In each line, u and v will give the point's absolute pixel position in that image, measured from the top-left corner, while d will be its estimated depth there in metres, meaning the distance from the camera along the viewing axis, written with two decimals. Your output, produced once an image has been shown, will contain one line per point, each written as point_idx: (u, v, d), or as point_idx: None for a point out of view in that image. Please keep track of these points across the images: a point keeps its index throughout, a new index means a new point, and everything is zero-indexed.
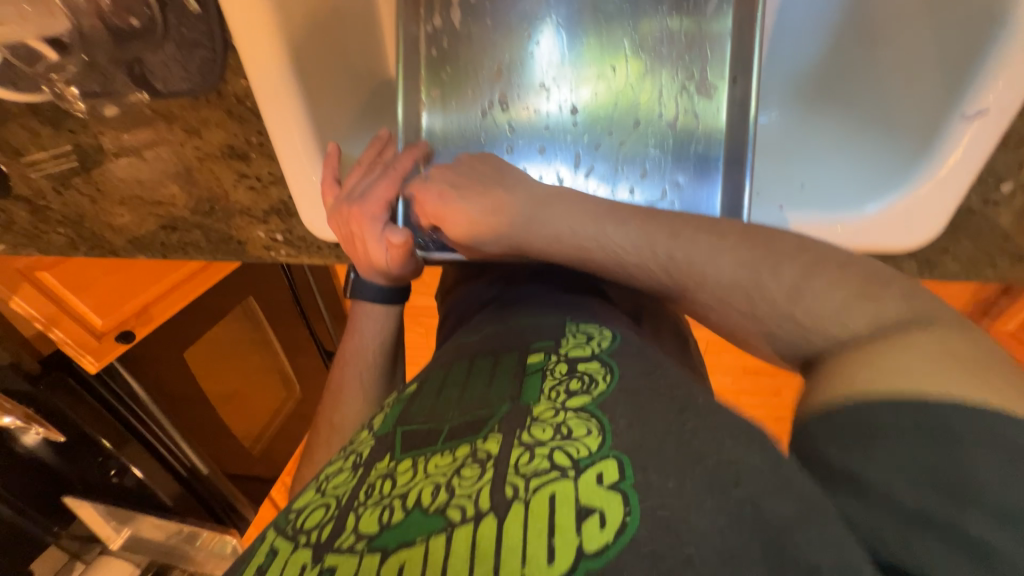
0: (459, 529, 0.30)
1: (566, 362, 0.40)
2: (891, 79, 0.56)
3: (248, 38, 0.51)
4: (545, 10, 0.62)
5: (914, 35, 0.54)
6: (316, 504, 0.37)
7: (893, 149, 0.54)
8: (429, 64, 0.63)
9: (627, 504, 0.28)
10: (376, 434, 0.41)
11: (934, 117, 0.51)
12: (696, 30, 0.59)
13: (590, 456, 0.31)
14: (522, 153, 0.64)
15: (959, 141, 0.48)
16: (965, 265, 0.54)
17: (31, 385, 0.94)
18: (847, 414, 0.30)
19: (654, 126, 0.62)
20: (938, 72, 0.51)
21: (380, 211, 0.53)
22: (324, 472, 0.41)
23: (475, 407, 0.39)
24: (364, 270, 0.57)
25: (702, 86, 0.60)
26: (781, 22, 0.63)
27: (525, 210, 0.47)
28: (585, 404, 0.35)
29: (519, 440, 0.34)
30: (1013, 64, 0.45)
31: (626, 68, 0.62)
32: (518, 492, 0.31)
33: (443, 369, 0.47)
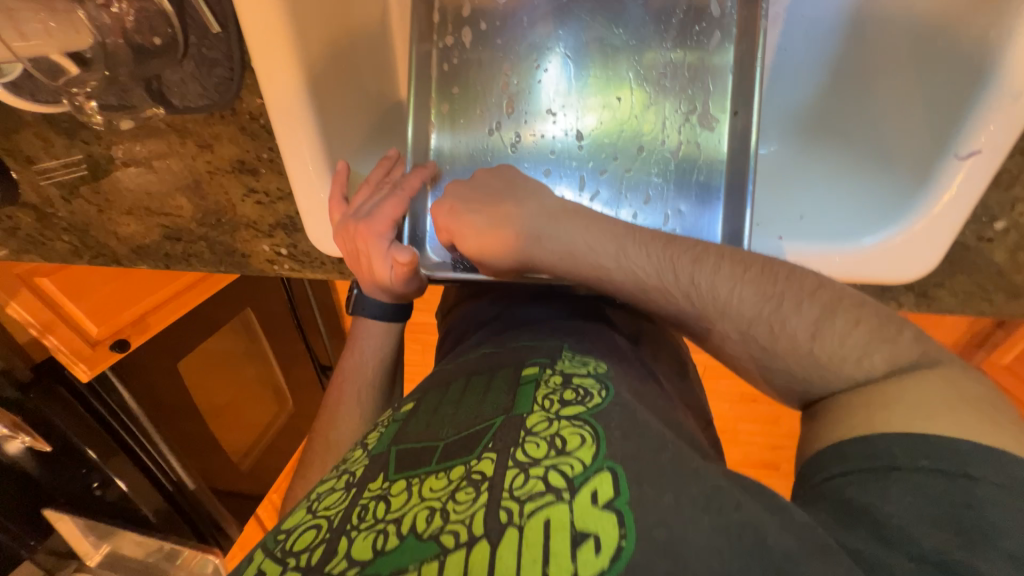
0: (453, 555, 0.30)
1: (562, 375, 0.41)
2: (886, 118, 0.58)
3: (267, 60, 0.53)
4: (554, 41, 0.64)
5: (910, 76, 0.56)
6: (306, 525, 0.36)
7: (888, 186, 0.55)
8: (440, 87, 0.65)
9: (622, 526, 0.29)
10: (370, 454, 0.41)
11: (930, 154, 0.52)
12: (699, 64, 0.61)
13: (584, 472, 0.32)
14: (527, 175, 0.65)
15: (954, 178, 0.49)
16: (961, 299, 0.55)
17: (21, 392, 0.93)
18: (834, 435, 0.32)
19: (657, 153, 0.63)
20: (933, 111, 0.53)
21: (386, 230, 0.54)
22: (314, 491, 0.41)
23: (471, 422, 0.39)
24: (366, 287, 0.57)
25: (704, 117, 0.62)
26: (782, 58, 0.65)
27: (530, 234, 0.48)
28: (580, 414, 0.36)
29: (513, 459, 0.34)
30: (1006, 107, 0.47)
31: (631, 98, 0.64)
32: (513, 516, 0.31)
33: (441, 387, 0.47)
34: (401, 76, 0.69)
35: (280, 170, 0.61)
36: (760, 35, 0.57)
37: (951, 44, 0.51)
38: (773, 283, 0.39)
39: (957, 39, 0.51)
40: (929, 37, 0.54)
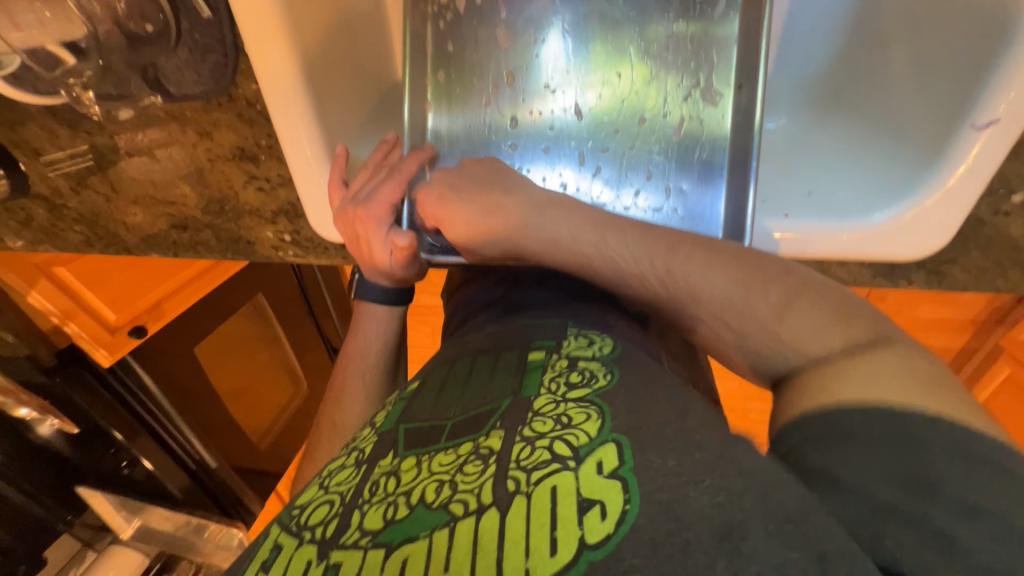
0: (463, 522, 0.31)
1: (567, 359, 0.41)
2: (899, 89, 0.55)
3: (262, 44, 0.52)
4: (551, 15, 0.62)
5: (926, 42, 0.53)
6: (320, 500, 0.37)
7: (898, 160, 0.53)
8: (435, 67, 0.64)
9: (626, 491, 0.29)
10: (379, 431, 0.42)
11: (945, 124, 0.50)
12: (700, 33, 0.59)
13: (589, 443, 0.32)
14: (526, 154, 0.64)
15: (970, 149, 0.47)
16: (974, 274, 0.53)
17: (49, 376, 0.97)
18: (824, 423, 0.32)
19: (658, 130, 0.62)
20: (950, 78, 0.50)
21: (385, 214, 0.54)
22: (328, 468, 0.42)
23: (476, 403, 0.40)
24: (367, 271, 0.58)
25: (707, 92, 0.59)
26: (792, 26, 0.62)
27: (525, 215, 0.48)
28: (586, 395, 0.36)
29: (520, 434, 0.35)
30: None
31: (631, 73, 0.62)
32: (520, 485, 0.31)
33: (443, 366, 0.48)
34: (397, 57, 0.68)
35: (278, 156, 0.61)
36: (767, 3, 0.55)
37: (970, 7, 0.48)
38: (754, 265, 0.40)
39: None
40: None
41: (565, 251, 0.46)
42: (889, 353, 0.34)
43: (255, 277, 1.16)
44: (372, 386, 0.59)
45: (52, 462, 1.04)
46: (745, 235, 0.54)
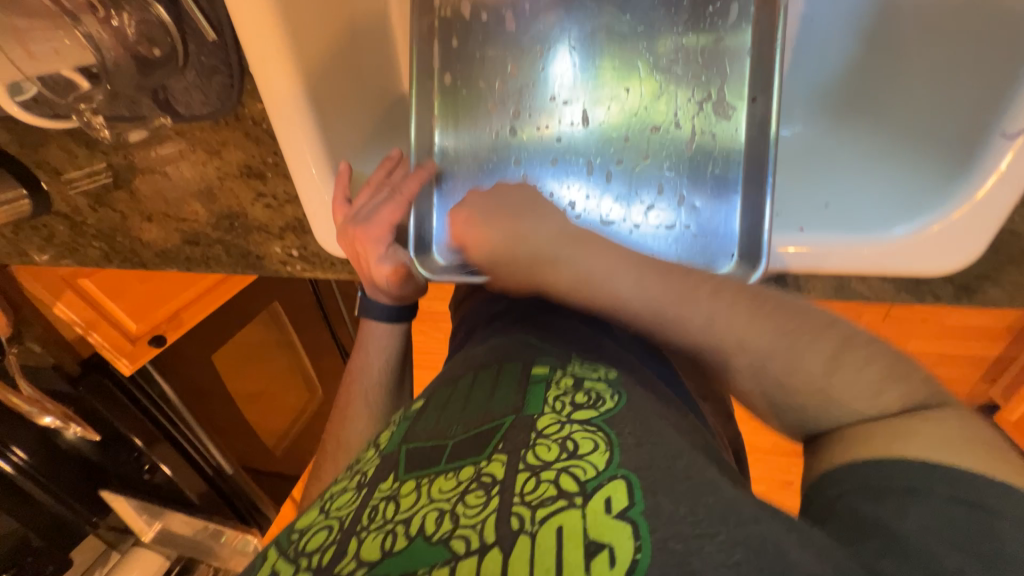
0: (463, 561, 0.29)
1: (572, 378, 0.41)
2: (923, 97, 0.53)
3: (265, 68, 0.52)
4: (558, 30, 0.61)
5: (949, 46, 0.50)
6: (319, 525, 0.36)
7: (922, 169, 0.50)
8: (440, 81, 0.63)
9: (637, 537, 0.28)
10: (381, 453, 0.41)
11: (974, 131, 0.47)
12: (709, 48, 0.57)
13: (597, 477, 0.31)
14: (534, 167, 0.63)
15: (1003, 157, 0.44)
16: (1010, 291, 0.50)
17: (72, 385, 1.01)
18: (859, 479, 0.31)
19: (670, 145, 0.60)
20: (979, 83, 0.47)
21: (383, 234, 0.54)
22: (329, 491, 0.41)
23: (481, 422, 0.39)
24: (367, 289, 0.59)
25: (719, 105, 0.58)
26: (806, 32, 0.60)
27: (556, 247, 0.46)
28: (591, 418, 0.36)
29: (524, 462, 0.34)
30: None
31: (641, 86, 0.60)
32: (525, 522, 0.30)
33: (447, 383, 0.47)
34: (403, 79, 0.69)
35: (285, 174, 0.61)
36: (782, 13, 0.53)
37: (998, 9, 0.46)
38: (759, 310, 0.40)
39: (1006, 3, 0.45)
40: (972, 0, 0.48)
41: (576, 279, 0.45)
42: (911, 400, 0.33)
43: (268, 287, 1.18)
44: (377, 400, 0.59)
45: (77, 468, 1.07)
46: (762, 255, 0.52)
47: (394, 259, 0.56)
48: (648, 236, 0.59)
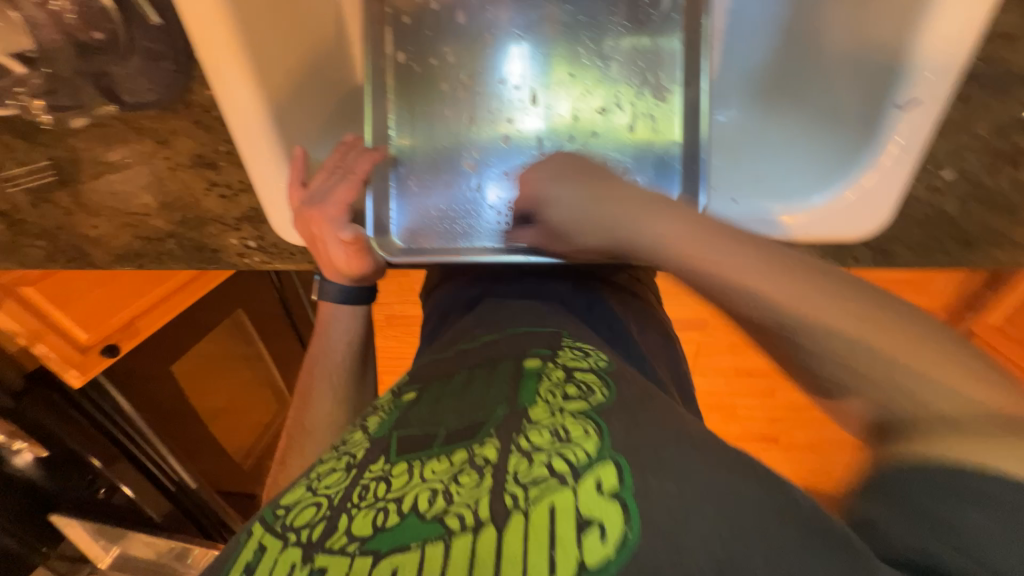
0: (458, 538, 0.32)
1: (564, 369, 0.42)
2: (837, 75, 0.57)
3: (212, 48, 0.52)
4: (505, 19, 0.64)
5: (848, 30, 0.55)
6: (307, 501, 0.38)
7: (837, 142, 0.55)
8: (394, 60, 0.64)
9: (627, 516, 0.30)
10: (371, 436, 0.43)
11: (873, 106, 0.52)
12: (642, 56, 0.62)
13: (589, 462, 0.33)
14: (488, 148, 0.65)
15: (897, 127, 0.50)
16: (920, 253, 0.55)
17: (16, 400, 0.94)
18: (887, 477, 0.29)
19: (614, 131, 0.63)
20: (874, 62, 0.53)
21: (339, 214, 0.56)
22: (316, 468, 0.42)
23: (472, 410, 0.41)
24: (328, 273, 0.59)
25: (657, 90, 0.61)
26: (735, 22, 0.65)
27: (635, 209, 0.45)
28: (584, 410, 0.37)
29: (517, 446, 0.36)
30: (939, 49, 0.47)
31: (584, 72, 0.64)
32: (518, 501, 0.33)
33: (441, 378, 0.46)
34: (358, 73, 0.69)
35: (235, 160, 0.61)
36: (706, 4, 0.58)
37: None
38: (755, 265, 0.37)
39: None
40: None
41: (645, 239, 0.43)
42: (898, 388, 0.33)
43: (232, 293, 1.11)
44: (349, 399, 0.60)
45: (27, 492, 1.03)
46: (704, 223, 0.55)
47: (355, 231, 0.57)
48: None
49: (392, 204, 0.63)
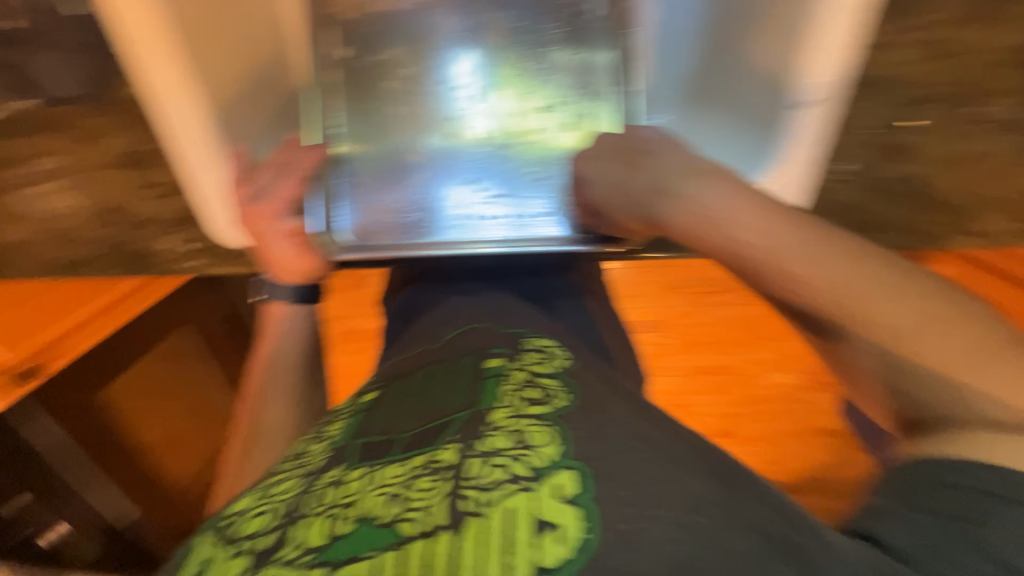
0: (412, 543, 0.30)
1: (527, 373, 0.41)
2: (750, 76, 0.58)
3: (140, 37, 0.50)
4: (450, 24, 0.67)
5: (756, 27, 0.56)
6: (254, 511, 0.36)
7: (751, 142, 0.61)
8: (346, 69, 0.68)
9: (587, 520, 0.29)
10: (330, 445, 0.41)
11: (775, 109, 0.57)
12: (582, 66, 0.67)
13: (550, 465, 0.32)
14: (438, 151, 0.67)
15: (796, 129, 0.57)
16: None
17: None
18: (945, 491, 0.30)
19: (554, 132, 0.67)
20: (776, 59, 0.55)
21: (280, 208, 0.56)
22: (268, 477, 0.41)
23: (436, 413, 0.40)
24: (271, 273, 0.58)
25: (595, 94, 0.66)
26: (663, 33, 0.67)
27: (679, 181, 0.42)
28: (546, 412, 0.37)
29: (476, 447, 0.35)
30: (827, 50, 0.51)
31: (529, 73, 0.67)
32: (475, 505, 0.31)
33: (400, 380, 0.46)
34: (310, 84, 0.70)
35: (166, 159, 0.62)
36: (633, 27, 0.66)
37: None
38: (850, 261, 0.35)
39: None
40: None
41: (715, 216, 0.39)
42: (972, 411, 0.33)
43: None
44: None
45: None
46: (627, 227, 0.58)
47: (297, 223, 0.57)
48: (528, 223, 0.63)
49: (340, 204, 0.64)
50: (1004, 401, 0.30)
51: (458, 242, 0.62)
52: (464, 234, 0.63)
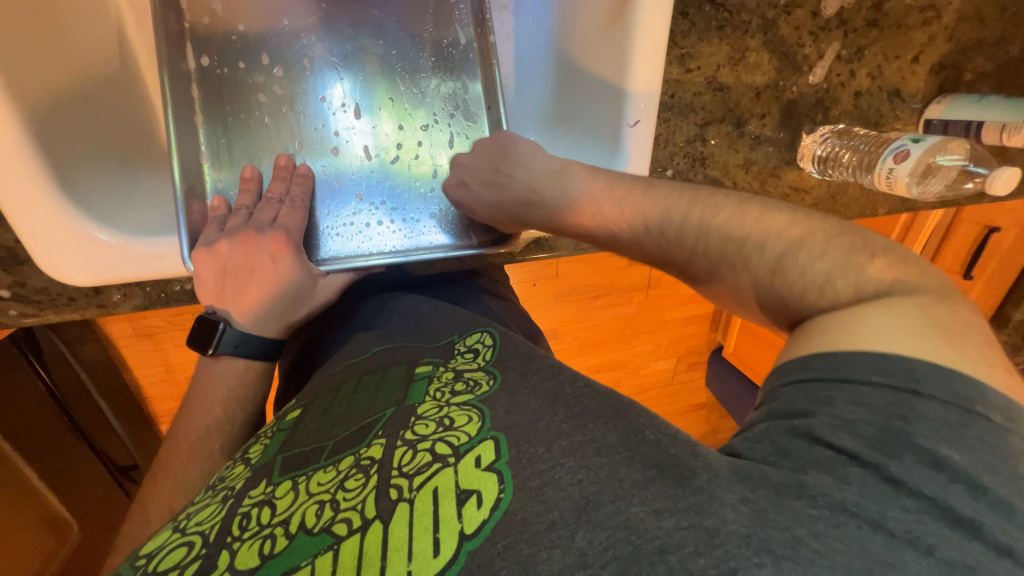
0: (347, 540, 0.34)
1: (454, 372, 0.48)
2: (593, 101, 0.68)
3: None
4: (319, 49, 0.68)
5: (592, 60, 0.67)
6: (175, 544, 0.38)
7: (594, 153, 0.68)
8: (202, 93, 0.64)
9: (501, 480, 0.34)
10: (252, 466, 0.44)
11: (611, 127, 0.66)
12: (452, 97, 0.71)
13: (470, 442, 0.37)
14: (318, 175, 0.68)
15: (633, 141, 0.65)
16: None
17: None
18: (813, 391, 0.36)
19: (432, 153, 0.70)
20: (609, 87, 0.65)
21: (267, 223, 0.61)
22: (185, 512, 0.42)
23: (359, 417, 0.45)
24: (241, 301, 0.59)
25: (467, 115, 0.71)
26: (520, 68, 0.75)
27: (535, 179, 0.61)
28: (468, 398, 0.43)
29: (402, 439, 0.40)
30: (646, 80, 0.62)
31: (403, 98, 0.70)
32: (403, 491, 0.35)
33: (327, 393, 0.51)
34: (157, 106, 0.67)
35: None
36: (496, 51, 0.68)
37: (608, 37, 0.64)
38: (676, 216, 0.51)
39: (608, 33, 0.64)
40: (602, 29, 0.65)
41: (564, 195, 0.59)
42: (862, 314, 0.39)
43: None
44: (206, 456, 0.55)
45: None
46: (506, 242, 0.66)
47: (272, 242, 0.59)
48: (423, 235, 0.68)
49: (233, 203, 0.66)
50: (894, 331, 0.37)
51: (331, 260, 0.65)
52: (340, 251, 0.66)
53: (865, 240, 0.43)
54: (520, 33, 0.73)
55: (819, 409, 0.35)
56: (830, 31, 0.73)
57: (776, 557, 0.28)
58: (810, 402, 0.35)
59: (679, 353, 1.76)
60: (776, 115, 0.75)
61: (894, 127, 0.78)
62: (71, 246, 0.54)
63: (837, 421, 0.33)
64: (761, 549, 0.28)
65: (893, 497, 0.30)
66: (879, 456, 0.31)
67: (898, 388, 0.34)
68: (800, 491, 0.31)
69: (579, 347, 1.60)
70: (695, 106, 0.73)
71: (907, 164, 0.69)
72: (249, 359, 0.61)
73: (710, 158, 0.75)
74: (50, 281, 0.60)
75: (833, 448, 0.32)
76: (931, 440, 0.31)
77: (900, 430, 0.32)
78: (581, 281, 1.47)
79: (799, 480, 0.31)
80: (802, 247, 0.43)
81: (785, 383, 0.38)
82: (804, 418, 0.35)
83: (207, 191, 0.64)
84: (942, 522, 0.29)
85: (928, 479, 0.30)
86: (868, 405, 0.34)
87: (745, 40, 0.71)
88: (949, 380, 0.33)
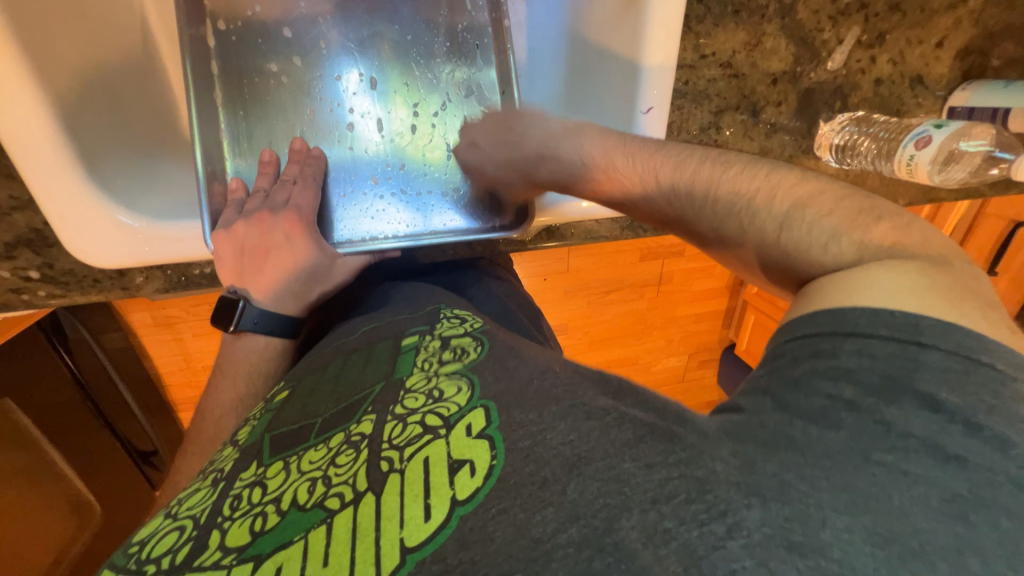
0: (340, 513, 0.34)
1: (440, 339, 0.50)
2: (605, 89, 0.67)
3: None
4: (335, 36, 0.69)
5: (603, 47, 0.66)
6: (169, 529, 0.39)
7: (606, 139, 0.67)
8: (224, 77, 0.66)
9: (493, 447, 0.35)
10: (241, 446, 0.45)
11: (623, 112, 0.65)
12: (466, 83, 0.71)
13: (460, 412, 0.38)
14: (333, 157, 0.69)
15: (648, 126, 0.64)
16: None
17: None
18: (816, 346, 0.35)
19: (446, 137, 0.71)
20: (622, 72, 0.64)
21: (284, 200, 0.62)
22: (177, 500, 0.44)
23: (347, 395, 0.46)
24: (254, 280, 0.61)
25: (480, 98, 0.71)
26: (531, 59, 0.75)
27: (540, 151, 0.59)
28: (457, 368, 0.44)
29: (392, 415, 0.41)
30: (660, 65, 0.62)
31: (417, 83, 0.71)
32: (395, 464, 0.36)
33: (315, 371, 0.53)
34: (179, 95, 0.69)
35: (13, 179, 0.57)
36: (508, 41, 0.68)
37: (618, 22, 0.63)
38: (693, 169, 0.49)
39: (619, 17, 0.63)
40: (613, 14, 0.64)
41: (567, 162, 0.57)
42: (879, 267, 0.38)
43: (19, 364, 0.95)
44: (224, 429, 0.57)
45: None
46: (521, 222, 0.65)
47: (285, 218, 0.60)
48: (436, 219, 0.69)
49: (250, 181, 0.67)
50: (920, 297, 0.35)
51: (346, 243, 0.66)
52: (353, 233, 0.68)
53: (884, 208, 0.42)
54: (533, 26, 0.74)
55: (818, 361, 0.34)
56: (851, 15, 0.71)
57: (764, 500, 0.28)
58: (812, 354, 0.35)
59: (689, 350, 1.75)
60: (793, 103, 0.74)
61: (916, 115, 0.76)
62: (96, 227, 0.56)
63: (835, 375, 0.33)
64: (750, 493, 0.28)
65: (882, 440, 0.29)
66: (872, 402, 0.31)
67: (902, 338, 0.33)
68: (788, 445, 0.30)
69: (586, 343, 1.59)
70: (710, 92, 0.72)
71: (929, 150, 0.68)
72: (268, 337, 0.62)
73: (725, 146, 0.74)
74: (76, 264, 0.63)
75: (831, 398, 0.32)
76: (932, 385, 0.31)
77: (897, 378, 0.32)
78: (592, 275, 1.46)
79: (793, 435, 0.31)
80: (820, 212, 0.42)
81: (788, 338, 0.37)
82: (800, 372, 0.34)
83: (226, 172, 0.66)
84: (930, 461, 0.28)
85: (922, 430, 0.30)
86: (871, 354, 0.33)
87: (762, 25, 0.70)
88: (953, 332, 0.33)
